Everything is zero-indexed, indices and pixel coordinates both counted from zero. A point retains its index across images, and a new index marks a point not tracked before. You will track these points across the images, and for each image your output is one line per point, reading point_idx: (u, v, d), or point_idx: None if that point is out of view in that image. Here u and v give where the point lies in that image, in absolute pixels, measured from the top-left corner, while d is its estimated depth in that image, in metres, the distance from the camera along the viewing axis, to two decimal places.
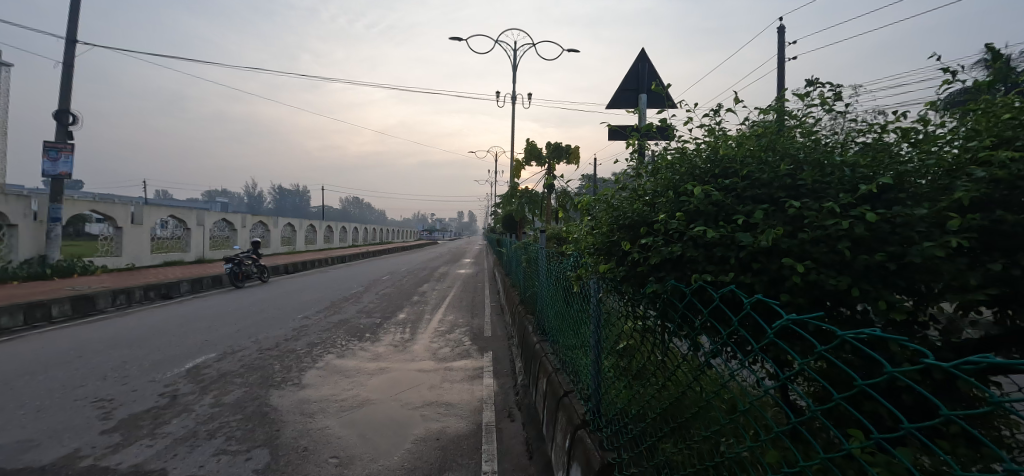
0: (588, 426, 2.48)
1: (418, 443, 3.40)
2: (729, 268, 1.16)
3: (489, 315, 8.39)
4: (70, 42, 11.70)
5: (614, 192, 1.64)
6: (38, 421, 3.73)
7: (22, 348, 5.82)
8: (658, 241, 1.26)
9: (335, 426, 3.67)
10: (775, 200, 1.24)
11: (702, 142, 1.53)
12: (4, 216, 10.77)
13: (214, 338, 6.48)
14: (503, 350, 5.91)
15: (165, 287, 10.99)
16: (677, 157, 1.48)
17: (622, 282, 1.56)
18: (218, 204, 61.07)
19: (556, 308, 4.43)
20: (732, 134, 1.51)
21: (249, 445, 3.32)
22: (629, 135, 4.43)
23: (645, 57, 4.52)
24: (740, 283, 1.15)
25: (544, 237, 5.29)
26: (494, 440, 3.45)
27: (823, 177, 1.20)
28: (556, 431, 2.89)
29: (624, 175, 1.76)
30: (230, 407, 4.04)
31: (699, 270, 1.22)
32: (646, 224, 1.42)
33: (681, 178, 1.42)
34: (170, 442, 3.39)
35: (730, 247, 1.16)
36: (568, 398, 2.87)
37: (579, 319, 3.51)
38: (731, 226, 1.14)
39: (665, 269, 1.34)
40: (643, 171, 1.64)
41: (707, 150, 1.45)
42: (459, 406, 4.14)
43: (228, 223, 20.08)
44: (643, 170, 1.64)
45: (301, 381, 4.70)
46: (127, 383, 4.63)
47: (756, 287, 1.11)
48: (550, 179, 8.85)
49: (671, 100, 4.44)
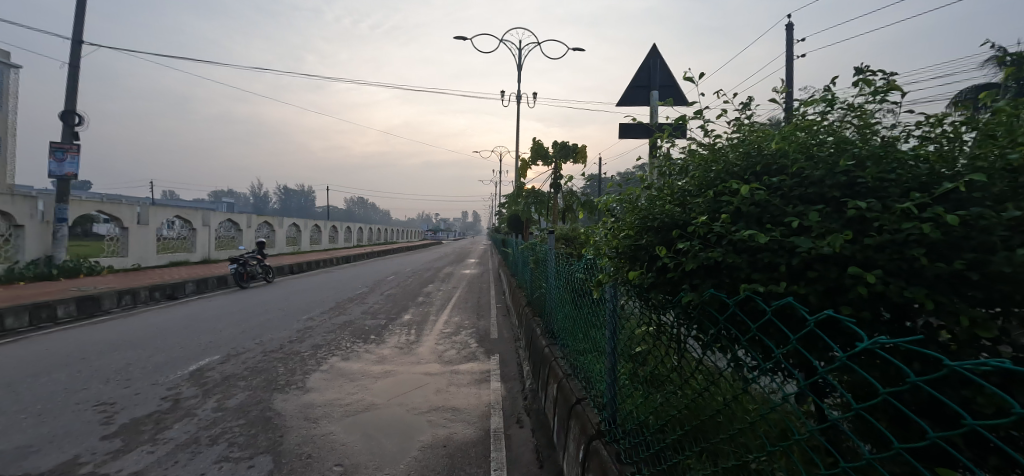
0: (603, 436, 2.35)
1: (424, 450, 3.30)
2: (780, 276, 1.05)
3: (495, 317, 8.30)
4: (75, 43, 11.75)
5: (640, 191, 1.53)
6: (38, 426, 3.67)
7: (26, 349, 5.79)
8: (696, 245, 1.14)
9: (340, 432, 3.58)
10: (829, 200, 1.12)
11: (738, 137, 1.41)
12: (10, 217, 10.82)
13: (218, 339, 6.43)
14: (510, 353, 5.80)
15: (170, 287, 10.99)
16: (712, 154, 1.37)
17: (650, 290, 1.44)
18: (223, 204, 61.44)
19: (566, 312, 4.31)
20: (772, 129, 1.38)
21: (251, 452, 3.24)
22: (640, 133, 4.32)
23: (657, 53, 4.41)
24: (792, 293, 1.04)
25: (553, 238, 5.17)
26: (503, 447, 3.35)
27: (885, 175, 1.08)
28: (568, 440, 2.78)
29: (649, 173, 1.65)
30: (233, 412, 3.97)
31: (744, 277, 1.10)
32: (679, 226, 1.31)
33: (717, 176, 1.31)
34: (171, 448, 3.31)
35: (781, 253, 1.04)
36: (581, 406, 2.75)
37: (592, 323, 3.39)
38: (783, 229, 1.02)
39: (700, 275, 1.22)
40: (672, 169, 1.53)
41: (745, 146, 1.33)
42: (466, 411, 4.04)
43: (233, 223, 20.14)
44: (672, 169, 1.52)
45: (305, 384, 4.62)
46: (130, 386, 4.58)
47: (811, 298, 1.00)
48: (557, 178, 8.75)
49: (683, 97, 4.33)
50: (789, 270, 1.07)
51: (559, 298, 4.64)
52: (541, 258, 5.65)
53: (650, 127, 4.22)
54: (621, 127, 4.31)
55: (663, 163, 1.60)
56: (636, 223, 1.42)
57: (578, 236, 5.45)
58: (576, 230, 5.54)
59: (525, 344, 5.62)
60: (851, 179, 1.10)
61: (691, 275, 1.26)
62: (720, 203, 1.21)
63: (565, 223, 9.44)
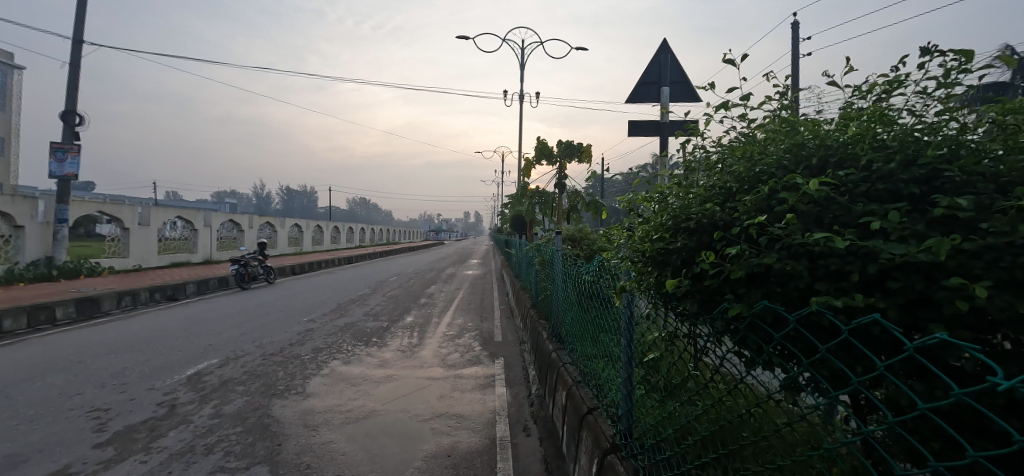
0: (618, 451, 2.19)
1: (428, 460, 3.16)
2: (850, 286, 0.91)
3: (499, 319, 8.15)
4: (76, 43, 11.69)
5: (673, 189, 1.40)
6: (30, 433, 3.56)
7: (22, 352, 5.70)
8: (747, 249, 1.01)
9: (340, 441, 3.45)
10: (904, 197, 0.98)
11: (787, 127, 1.27)
12: (10, 217, 10.75)
13: (217, 342, 6.32)
14: (515, 356, 5.66)
15: (171, 288, 10.91)
16: (757, 147, 1.24)
17: (684, 300, 1.30)
18: (226, 204, 61.50)
19: (573, 317, 4.17)
20: (827, 120, 1.24)
21: (248, 462, 3.11)
22: (650, 130, 4.17)
23: (667, 48, 4.25)
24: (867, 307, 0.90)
25: (559, 239, 5.01)
26: (510, 457, 3.21)
27: (974, 168, 0.93)
28: (579, 452, 2.63)
29: (683, 170, 1.52)
30: (231, 419, 3.85)
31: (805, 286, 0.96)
32: (721, 228, 1.17)
33: (765, 173, 1.18)
34: (165, 457, 3.18)
35: (852, 258, 0.90)
36: (592, 416, 2.61)
37: (603, 328, 3.26)
38: (856, 230, 0.88)
39: (747, 285, 1.08)
40: (709, 165, 1.40)
41: (796, 137, 1.20)
42: (471, 418, 3.90)
43: (235, 223, 20.06)
44: (710, 164, 1.40)
45: (305, 389, 4.50)
46: (126, 391, 4.47)
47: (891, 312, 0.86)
48: (561, 178, 8.61)
49: (695, 93, 4.17)
50: (861, 281, 0.95)
51: (566, 302, 4.49)
52: (546, 260, 5.50)
53: (660, 124, 4.06)
54: (630, 125, 4.16)
55: (694, 161, 1.49)
56: (668, 224, 1.30)
57: (585, 237, 5.30)
58: (582, 232, 5.38)
59: (530, 347, 5.48)
60: (929, 173, 0.98)
61: (733, 284, 1.13)
62: (770, 201, 1.09)
63: (570, 224, 9.30)
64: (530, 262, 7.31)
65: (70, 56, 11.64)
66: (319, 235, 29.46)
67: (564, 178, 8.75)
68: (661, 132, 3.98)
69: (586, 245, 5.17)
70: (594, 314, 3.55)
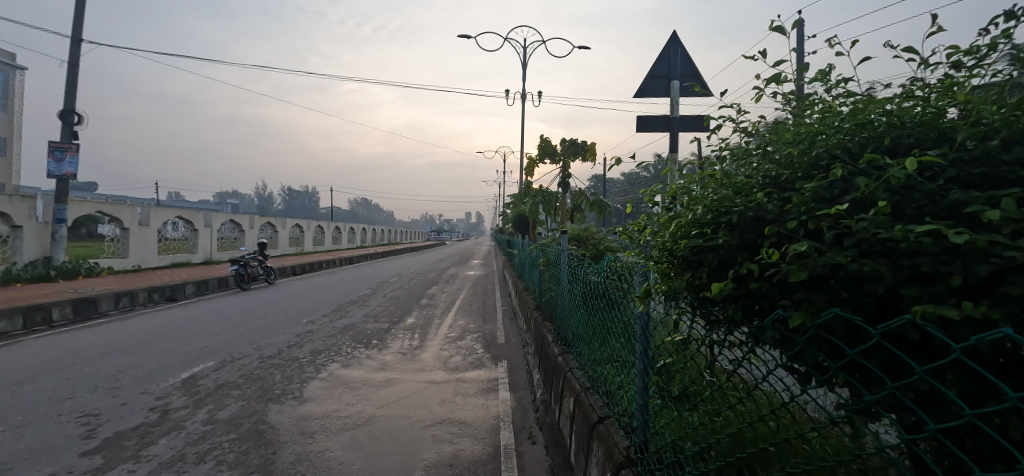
0: (634, 465, 2.03)
1: (429, 470, 3.01)
2: (948, 293, 0.76)
3: (502, 320, 8.00)
4: (75, 41, 11.62)
5: (713, 180, 1.28)
6: (16, 440, 3.43)
7: (14, 355, 5.58)
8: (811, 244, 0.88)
9: (338, 449, 3.30)
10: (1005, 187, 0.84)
11: (850, 107, 1.14)
12: (8, 217, 10.65)
13: (214, 344, 6.19)
14: (518, 359, 5.51)
15: (170, 289, 10.79)
16: (815, 129, 1.11)
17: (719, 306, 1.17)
18: (228, 205, 61.60)
19: (580, 318, 4.02)
20: (899, 98, 1.11)
21: (240, 471, 2.97)
22: (659, 126, 4.01)
23: (677, 40, 4.09)
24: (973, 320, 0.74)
25: (566, 238, 4.84)
26: (515, 467, 3.06)
27: None
28: (590, 464, 2.48)
29: (722, 160, 1.40)
30: (224, 425, 3.71)
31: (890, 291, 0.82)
32: (774, 221, 1.05)
33: (825, 157, 1.05)
34: (154, 466, 3.04)
35: (951, 257, 0.76)
36: (604, 426, 2.46)
37: (612, 329, 3.12)
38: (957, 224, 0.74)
39: (806, 288, 0.95)
40: (754, 152, 1.28)
41: (865, 118, 1.07)
42: (474, 424, 3.75)
43: (236, 223, 19.96)
44: (755, 151, 1.27)
45: (302, 394, 4.35)
46: (118, 395, 4.34)
47: (1004, 324, 0.71)
48: (565, 177, 8.47)
49: (706, 87, 4.02)
50: (959, 286, 0.80)
51: (572, 303, 4.32)
52: (551, 260, 5.34)
53: (670, 119, 3.92)
54: (639, 119, 4.01)
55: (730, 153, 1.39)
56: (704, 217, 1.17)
57: (590, 236, 5.13)
58: (587, 231, 5.21)
59: (534, 350, 5.33)
60: None
61: (785, 288, 1.00)
62: (834, 189, 0.96)
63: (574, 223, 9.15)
64: (534, 262, 7.16)
65: (69, 55, 11.56)
66: (320, 235, 29.35)
67: (568, 176, 8.61)
68: (671, 128, 3.84)
69: (592, 245, 5.01)
70: (603, 315, 3.42)
